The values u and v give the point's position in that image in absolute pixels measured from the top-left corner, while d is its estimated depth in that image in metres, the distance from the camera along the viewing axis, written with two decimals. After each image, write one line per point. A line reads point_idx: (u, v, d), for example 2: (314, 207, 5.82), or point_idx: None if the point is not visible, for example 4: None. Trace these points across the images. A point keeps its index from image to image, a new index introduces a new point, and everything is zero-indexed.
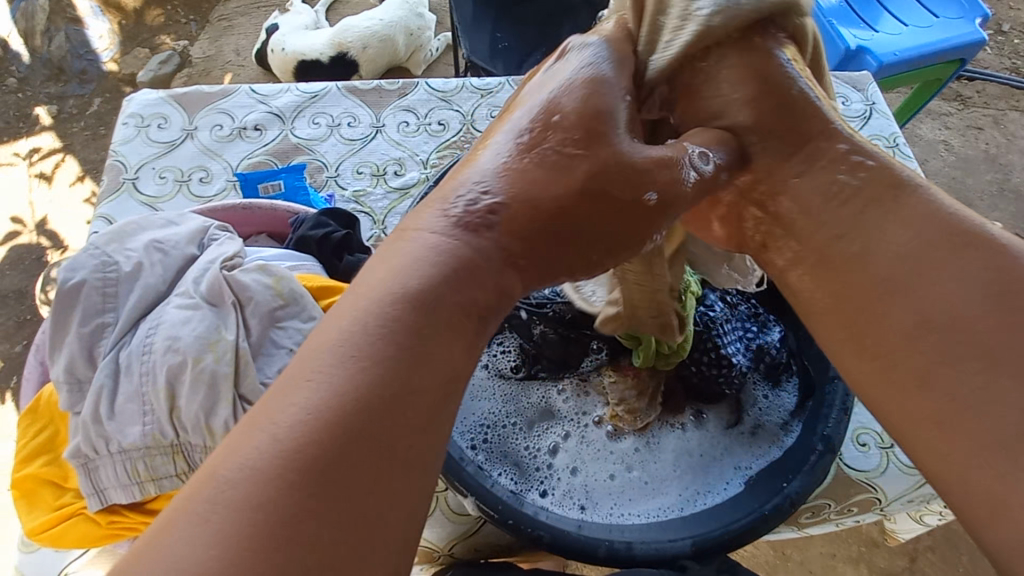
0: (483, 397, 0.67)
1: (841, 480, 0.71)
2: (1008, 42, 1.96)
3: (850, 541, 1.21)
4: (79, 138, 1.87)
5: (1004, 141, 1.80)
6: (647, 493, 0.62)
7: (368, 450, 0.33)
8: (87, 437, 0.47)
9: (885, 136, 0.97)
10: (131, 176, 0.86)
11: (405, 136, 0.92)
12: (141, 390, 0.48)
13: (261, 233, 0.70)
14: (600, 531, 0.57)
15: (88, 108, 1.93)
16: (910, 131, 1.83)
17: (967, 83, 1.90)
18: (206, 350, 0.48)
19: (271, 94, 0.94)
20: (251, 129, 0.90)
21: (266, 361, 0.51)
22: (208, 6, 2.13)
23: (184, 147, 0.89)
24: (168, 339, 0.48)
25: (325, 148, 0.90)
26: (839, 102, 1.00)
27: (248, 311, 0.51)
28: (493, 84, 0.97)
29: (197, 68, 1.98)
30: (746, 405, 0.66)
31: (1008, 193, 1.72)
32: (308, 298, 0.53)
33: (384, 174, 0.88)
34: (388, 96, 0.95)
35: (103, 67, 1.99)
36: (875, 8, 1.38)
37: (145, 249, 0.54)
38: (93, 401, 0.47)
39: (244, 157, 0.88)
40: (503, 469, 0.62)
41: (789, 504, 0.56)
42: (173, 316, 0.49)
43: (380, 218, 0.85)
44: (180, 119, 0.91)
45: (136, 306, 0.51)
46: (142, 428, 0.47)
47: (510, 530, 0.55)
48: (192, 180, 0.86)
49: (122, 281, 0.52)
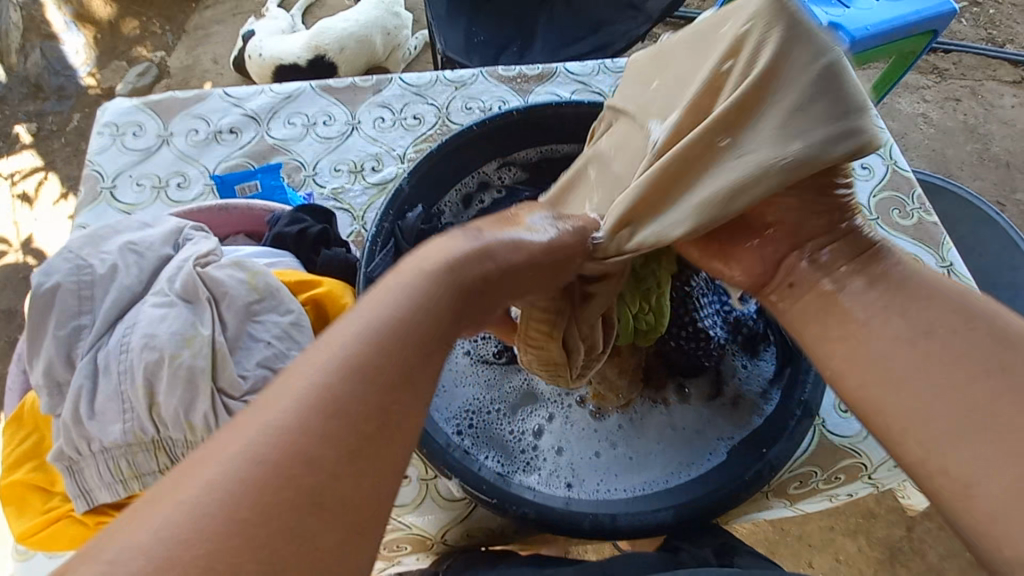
0: (467, 383, 0.67)
1: (826, 447, 0.72)
2: (983, 12, 1.97)
3: (848, 513, 1.22)
4: (61, 155, 1.86)
5: (983, 111, 1.81)
6: (631, 468, 0.63)
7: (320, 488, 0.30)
8: (70, 438, 0.48)
9: None
10: (108, 185, 0.86)
11: (381, 131, 0.92)
12: (120, 389, 0.48)
13: (239, 233, 0.70)
14: (586, 506, 0.58)
15: (68, 124, 1.92)
16: (890, 105, 1.84)
17: (944, 55, 1.91)
18: (183, 346, 0.48)
19: (245, 96, 0.94)
20: (227, 132, 0.90)
21: (244, 355, 0.52)
22: (184, 15, 2.12)
23: (160, 153, 0.89)
24: (144, 337, 0.48)
25: (302, 148, 0.90)
26: None
27: (223, 306, 0.52)
28: (467, 76, 0.97)
29: (176, 79, 1.98)
30: (727, 376, 0.67)
31: (989, 162, 1.74)
32: (284, 291, 0.53)
33: (362, 170, 0.89)
34: (362, 93, 0.95)
35: (81, 82, 1.98)
36: None
37: (119, 251, 0.54)
38: (73, 402, 0.48)
39: (221, 160, 0.88)
40: (489, 452, 0.63)
41: (769, 469, 0.57)
42: (148, 315, 0.49)
43: (360, 214, 0.85)
44: (155, 126, 0.91)
45: (113, 307, 0.51)
46: (123, 426, 0.48)
47: (496, 510, 0.56)
48: (170, 186, 0.86)
49: (97, 283, 0.52)
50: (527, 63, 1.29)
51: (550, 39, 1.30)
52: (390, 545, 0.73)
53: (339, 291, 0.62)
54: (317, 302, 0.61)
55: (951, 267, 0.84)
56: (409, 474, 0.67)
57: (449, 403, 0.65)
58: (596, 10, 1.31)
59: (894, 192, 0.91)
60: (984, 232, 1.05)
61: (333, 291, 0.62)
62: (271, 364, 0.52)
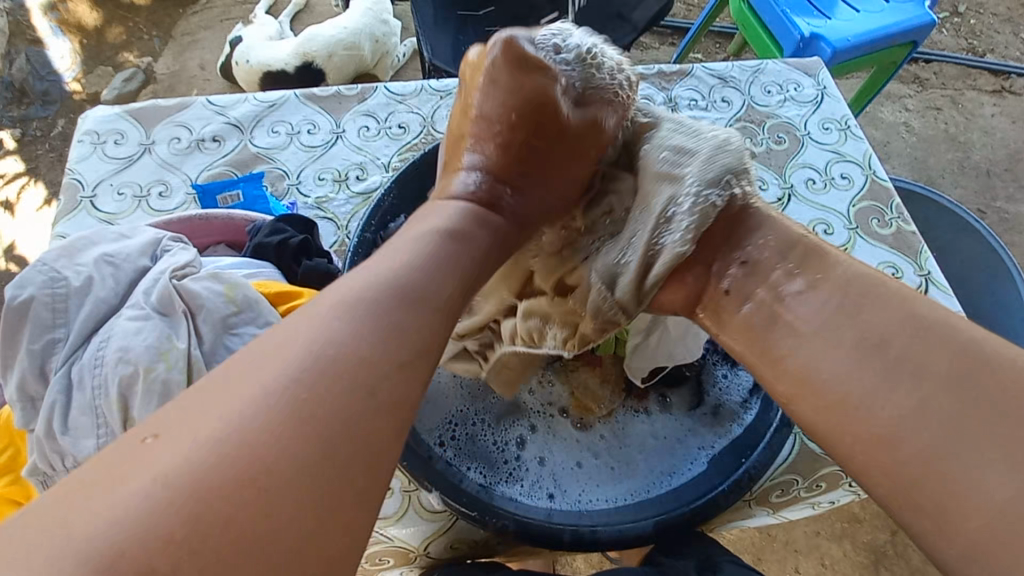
0: (448, 393, 0.67)
1: (806, 454, 0.72)
2: (963, 23, 2.01)
3: (833, 519, 1.23)
4: (45, 160, 1.84)
5: (963, 120, 1.84)
6: (613, 478, 0.63)
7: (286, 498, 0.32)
8: (42, 453, 0.47)
9: (837, 119, 1.00)
10: (89, 194, 0.85)
11: (366, 140, 0.92)
12: (94, 403, 0.47)
13: (219, 243, 0.70)
14: (567, 517, 0.58)
15: (52, 130, 1.90)
16: (873, 114, 1.87)
17: (925, 65, 1.94)
18: (158, 359, 0.48)
19: (228, 105, 0.93)
20: (210, 140, 0.90)
21: (221, 367, 0.51)
22: (171, 20, 2.11)
23: (142, 161, 0.88)
24: (119, 350, 0.48)
25: (285, 157, 0.89)
26: (792, 87, 1.03)
27: (200, 318, 0.51)
28: (452, 86, 0.98)
29: (162, 84, 1.97)
30: (708, 386, 0.68)
31: (969, 170, 1.77)
32: (263, 303, 0.53)
33: (346, 179, 0.89)
34: (347, 102, 0.95)
35: (66, 88, 1.97)
36: None
37: (95, 262, 0.54)
38: (45, 417, 0.47)
39: (204, 168, 0.88)
40: (471, 463, 0.62)
41: (748, 478, 0.58)
42: (123, 328, 0.49)
43: (343, 223, 0.85)
44: (137, 133, 0.90)
45: (87, 320, 0.51)
46: (96, 441, 0.47)
47: (477, 522, 0.56)
48: (151, 194, 0.85)
49: (71, 295, 0.51)
50: None
51: None
52: (372, 558, 0.72)
53: None
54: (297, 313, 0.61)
55: (929, 276, 0.86)
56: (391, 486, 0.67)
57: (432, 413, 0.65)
58: (582, 21, 1.32)
59: (873, 202, 0.92)
60: (963, 240, 1.07)
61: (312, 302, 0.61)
62: None
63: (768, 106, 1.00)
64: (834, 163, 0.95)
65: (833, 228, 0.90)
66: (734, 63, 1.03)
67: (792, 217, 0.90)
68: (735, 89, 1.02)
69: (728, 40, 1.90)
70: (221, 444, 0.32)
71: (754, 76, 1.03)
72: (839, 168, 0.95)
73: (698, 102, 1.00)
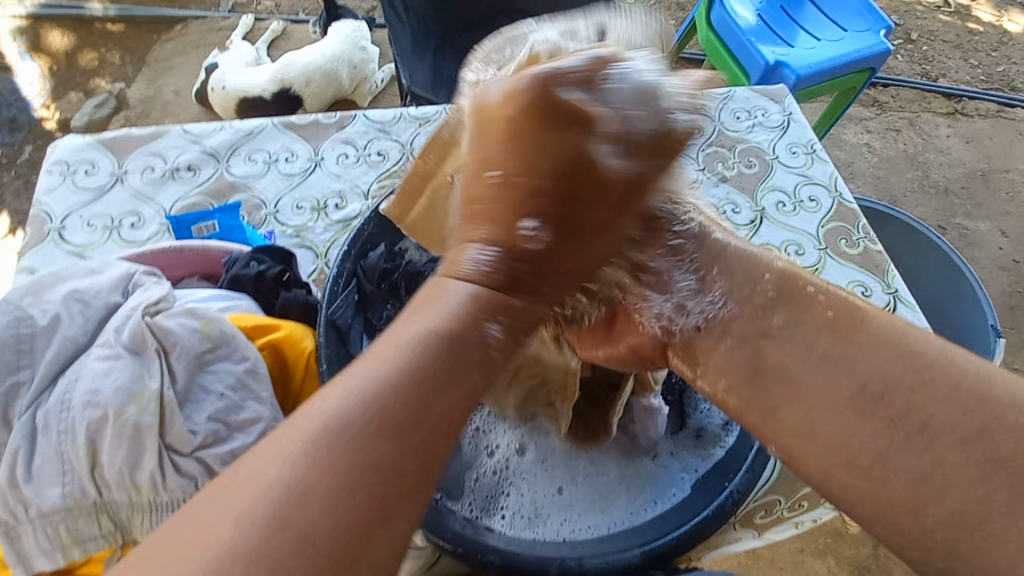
0: None
1: (787, 474, 0.74)
2: (916, 50, 2.12)
3: (816, 534, 1.24)
4: (10, 188, 1.79)
5: (921, 140, 1.93)
6: (595, 507, 0.63)
7: (363, 489, 0.28)
8: (4, 504, 0.45)
9: (804, 144, 1.03)
10: (56, 226, 0.83)
11: (344, 168, 0.92)
12: (59, 448, 0.46)
13: (194, 275, 0.68)
14: (551, 549, 0.58)
15: (18, 157, 1.85)
16: (837, 136, 1.94)
17: (883, 89, 2.04)
18: (129, 401, 0.46)
19: (204, 133, 0.92)
20: (185, 169, 0.89)
21: (195, 408, 0.50)
22: (145, 47, 2.09)
23: (114, 191, 0.86)
24: (87, 393, 0.46)
25: (263, 185, 0.89)
26: (760, 113, 1.07)
27: (173, 356, 0.50)
28: (431, 113, 0.99)
29: (135, 110, 1.94)
30: (689, 410, 0.69)
31: (929, 188, 1.85)
32: (238, 338, 0.52)
33: (325, 208, 0.88)
34: (325, 130, 0.95)
35: (35, 114, 1.93)
36: (790, 26, 1.48)
37: (63, 300, 0.52)
38: (8, 466, 0.45)
39: (178, 198, 0.86)
40: (451, 495, 0.61)
41: (731, 503, 0.59)
42: (92, 368, 0.47)
43: (323, 251, 0.85)
44: (108, 163, 0.89)
45: (54, 361, 0.49)
46: (62, 489, 0.45)
47: (461, 559, 0.55)
48: (123, 226, 0.84)
49: (38, 335, 0.50)
50: None
51: None
52: None
53: (299, 336, 0.62)
54: (276, 348, 0.60)
55: (897, 294, 0.89)
56: None
57: None
58: None
59: (841, 223, 0.95)
60: (929, 258, 1.11)
61: (293, 335, 0.61)
62: (224, 416, 0.50)
63: (738, 132, 1.04)
64: (803, 186, 0.99)
65: (804, 249, 0.93)
66: (704, 91, 1.07)
67: (764, 238, 0.93)
68: (706, 115, 1.06)
69: (698, 66, 1.97)
70: (281, 483, 0.28)
71: (723, 103, 1.07)
72: (807, 190, 0.98)
73: None
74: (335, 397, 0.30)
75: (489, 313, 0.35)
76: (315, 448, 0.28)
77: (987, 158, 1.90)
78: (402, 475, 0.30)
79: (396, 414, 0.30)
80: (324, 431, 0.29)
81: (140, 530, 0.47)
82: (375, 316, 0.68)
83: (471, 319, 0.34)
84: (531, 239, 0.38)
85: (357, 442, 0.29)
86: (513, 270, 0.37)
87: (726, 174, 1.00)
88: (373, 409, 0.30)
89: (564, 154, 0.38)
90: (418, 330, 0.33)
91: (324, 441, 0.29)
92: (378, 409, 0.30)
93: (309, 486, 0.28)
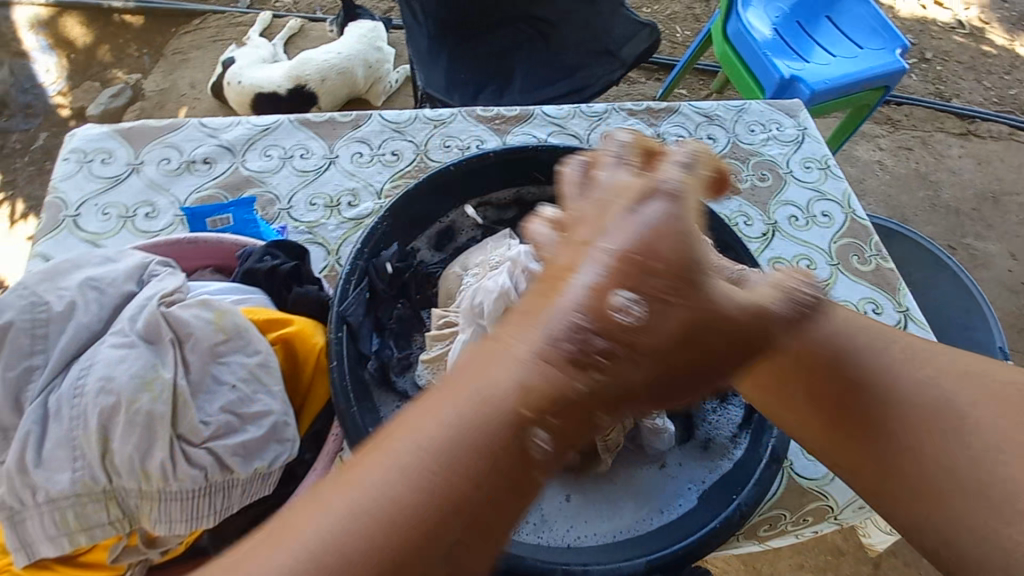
0: None
1: (793, 489, 0.74)
2: (931, 69, 2.12)
3: (817, 551, 1.23)
4: (23, 174, 1.81)
5: (933, 160, 1.93)
6: (601, 514, 0.63)
7: (444, 535, 0.32)
8: (12, 488, 0.45)
9: (818, 159, 1.03)
10: (71, 213, 0.83)
11: (359, 166, 0.92)
12: (71, 434, 0.46)
13: (207, 267, 0.69)
14: (556, 554, 0.57)
15: (32, 143, 1.87)
16: (848, 152, 1.94)
17: (896, 107, 2.04)
18: (142, 389, 0.46)
19: (221, 127, 0.93)
20: (201, 162, 0.89)
21: (207, 399, 0.50)
22: (163, 40, 2.11)
23: (129, 181, 0.87)
24: (101, 379, 0.46)
25: (277, 181, 0.89)
26: (774, 127, 1.07)
27: (187, 347, 0.50)
28: (446, 115, 0.99)
29: (150, 101, 1.95)
30: (698, 421, 0.69)
31: (940, 208, 1.84)
32: (253, 331, 0.53)
33: (338, 205, 0.89)
34: (341, 128, 0.96)
35: (51, 101, 1.95)
36: (805, 41, 1.49)
37: (78, 287, 0.52)
38: (18, 450, 0.45)
39: (193, 190, 0.87)
40: None
41: (739, 515, 0.58)
42: (106, 355, 0.47)
43: (334, 248, 0.85)
44: (125, 153, 0.89)
45: (68, 347, 0.49)
46: (72, 475, 0.45)
47: None
48: (137, 215, 0.84)
49: (53, 320, 0.50)
50: (505, 101, 1.34)
51: (526, 82, 1.36)
52: None
53: (311, 331, 0.62)
54: (287, 342, 0.60)
55: (908, 312, 0.88)
56: None
57: None
58: (573, 60, 1.38)
59: (853, 239, 0.95)
60: (940, 277, 1.11)
61: (304, 330, 0.61)
62: (236, 409, 0.50)
63: (752, 145, 1.04)
64: (815, 201, 0.98)
65: (816, 264, 0.92)
66: (719, 102, 1.07)
67: (775, 252, 0.93)
68: (720, 126, 1.06)
69: (711, 78, 1.97)
70: (372, 509, 0.31)
71: (738, 115, 1.07)
72: (820, 206, 0.98)
73: (685, 139, 1.04)
74: (413, 439, 0.33)
75: (538, 412, 0.34)
76: (404, 463, 0.33)
77: (998, 180, 1.90)
78: (486, 521, 0.33)
79: (474, 477, 0.33)
80: (428, 463, 0.33)
81: (149, 519, 0.48)
82: (386, 314, 0.72)
83: (517, 418, 0.34)
84: (632, 316, 0.37)
85: (413, 504, 0.32)
86: (570, 354, 0.36)
87: (739, 186, 0.99)
88: (449, 465, 0.33)
89: (700, 304, 0.40)
90: (479, 387, 0.35)
91: (404, 473, 0.32)
92: (462, 475, 0.33)
93: (392, 517, 0.31)
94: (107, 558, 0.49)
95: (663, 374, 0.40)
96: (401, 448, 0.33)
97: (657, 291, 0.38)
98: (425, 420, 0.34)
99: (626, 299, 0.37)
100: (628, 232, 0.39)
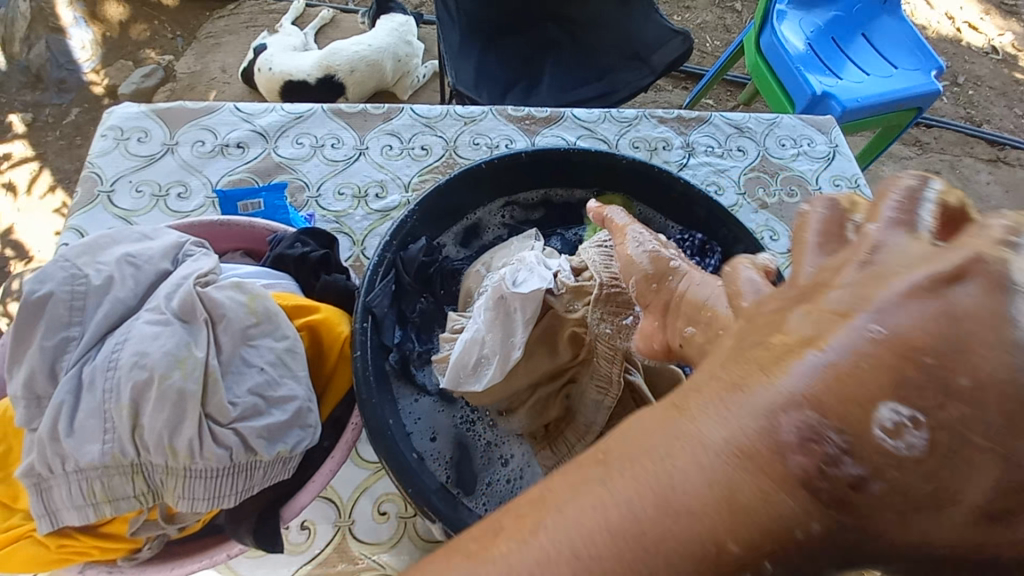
0: (439, 417, 0.68)
1: None
2: (963, 93, 2.09)
3: None
4: (54, 147, 1.84)
5: (960, 185, 1.90)
6: None
7: None
8: (43, 455, 0.46)
9: (847, 177, 1.02)
10: (106, 189, 0.85)
11: (388, 159, 0.93)
12: (103, 406, 0.46)
13: (238, 250, 0.70)
14: None
15: (65, 118, 1.91)
16: (874, 172, 1.92)
17: (925, 129, 2.01)
18: (174, 366, 0.47)
19: (255, 112, 0.94)
20: (234, 146, 0.90)
21: (235, 380, 0.51)
22: (197, 23, 2.14)
23: (164, 161, 0.88)
24: (135, 354, 0.47)
25: (307, 168, 0.90)
26: (805, 143, 1.06)
27: (219, 329, 0.51)
28: (477, 113, 1.00)
29: (181, 83, 1.98)
30: None
31: None
32: (283, 316, 0.53)
33: (366, 196, 0.89)
34: (372, 120, 0.96)
35: (84, 78, 1.98)
36: (839, 58, 1.47)
37: (116, 262, 0.53)
38: (51, 418, 0.46)
39: (225, 173, 0.88)
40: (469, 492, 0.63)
41: None
42: (141, 331, 0.48)
43: (360, 239, 0.86)
44: (161, 133, 0.91)
45: (104, 320, 0.50)
46: (102, 446, 0.46)
47: None
48: (169, 195, 0.85)
49: (90, 293, 0.51)
50: (532, 102, 1.34)
51: (555, 83, 1.36)
52: None
53: (336, 319, 0.62)
54: (313, 329, 0.61)
55: None
56: (388, 510, 0.68)
57: (428, 439, 0.66)
58: (603, 64, 1.38)
59: None
60: None
61: (330, 318, 0.62)
62: (263, 392, 0.51)
63: (782, 159, 1.03)
64: None
65: None
66: (751, 114, 1.06)
67: None
68: (751, 139, 1.05)
69: (739, 89, 1.96)
70: None
71: (769, 128, 1.07)
72: None
73: (714, 150, 1.03)
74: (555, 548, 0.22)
75: (755, 551, 0.22)
76: (555, 572, 0.22)
77: None
78: None
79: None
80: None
81: (173, 494, 0.49)
82: (409, 307, 0.72)
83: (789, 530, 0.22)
84: (919, 455, 0.22)
85: None
86: (807, 472, 0.22)
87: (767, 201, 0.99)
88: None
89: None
90: (657, 485, 0.22)
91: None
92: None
93: None
94: (128, 531, 0.50)
95: (961, 555, 0.23)
96: (529, 557, 0.22)
97: (961, 420, 0.22)
98: (594, 499, 0.23)
99: (908, 418, 0.22)
100: (917, 313, 0.22)
